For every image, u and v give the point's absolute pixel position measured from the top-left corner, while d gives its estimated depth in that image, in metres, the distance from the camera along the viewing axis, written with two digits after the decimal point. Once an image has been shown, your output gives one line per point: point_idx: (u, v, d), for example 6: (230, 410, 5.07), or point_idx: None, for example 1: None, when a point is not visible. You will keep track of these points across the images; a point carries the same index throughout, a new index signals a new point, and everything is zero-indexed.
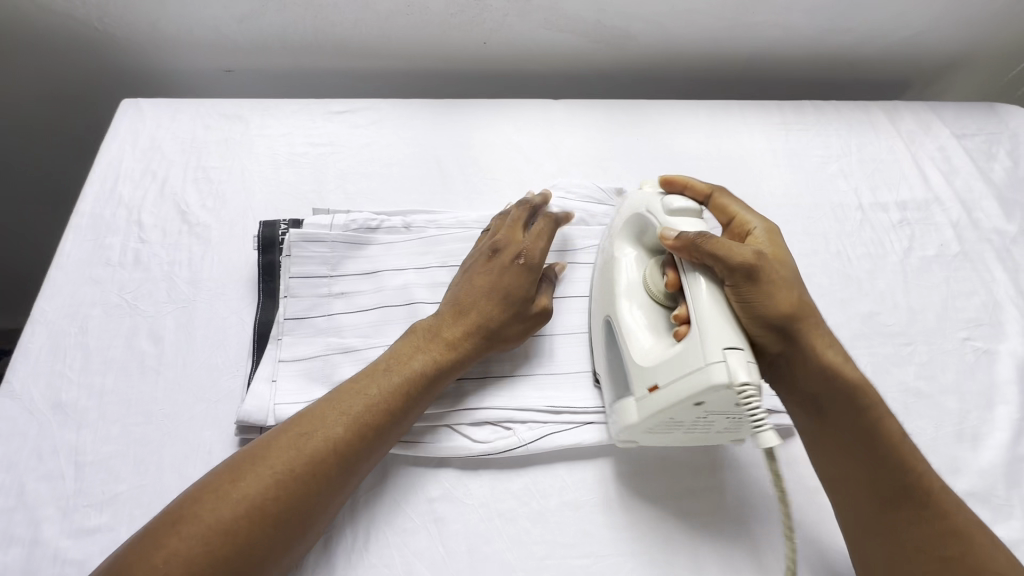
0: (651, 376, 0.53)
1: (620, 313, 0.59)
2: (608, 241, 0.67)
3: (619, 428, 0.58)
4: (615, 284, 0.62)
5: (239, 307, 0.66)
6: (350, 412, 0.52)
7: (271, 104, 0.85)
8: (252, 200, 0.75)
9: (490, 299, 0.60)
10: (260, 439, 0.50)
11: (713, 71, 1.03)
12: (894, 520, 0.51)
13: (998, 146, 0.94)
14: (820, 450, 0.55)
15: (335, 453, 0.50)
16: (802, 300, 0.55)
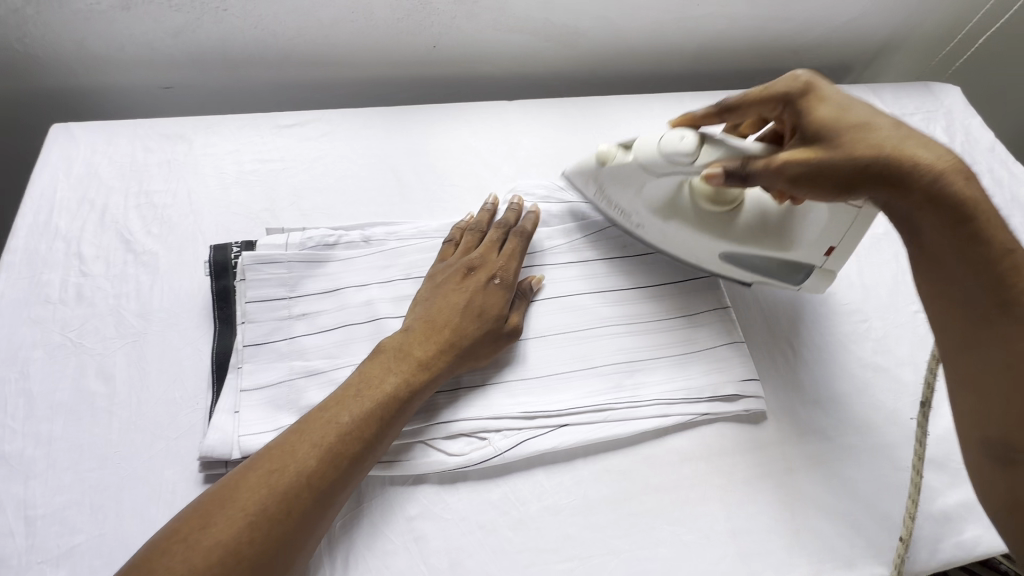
0: (822, 245, 0.64)
1: (740, 243, 0.66)
2: (637, 217, 0.70)
3: (815, 285, 0.70)
4: (704, 234, 0.67)
5: (194, 337, 0.64)
6: (321, 443, 0.50)
7: (215, 121, 0.81)
8: (200, 223, 0.72)
9: (464, 316, 0.61)
10: (227, 478, 0.48)
11: (664, 65, 1.04)
12: (990, 335, 0.51)
13: (936, 123, 0.98)
14: (927, 278, 0.55)
15: (309, 486, 0.48)
16: (871, 141, 0.55)
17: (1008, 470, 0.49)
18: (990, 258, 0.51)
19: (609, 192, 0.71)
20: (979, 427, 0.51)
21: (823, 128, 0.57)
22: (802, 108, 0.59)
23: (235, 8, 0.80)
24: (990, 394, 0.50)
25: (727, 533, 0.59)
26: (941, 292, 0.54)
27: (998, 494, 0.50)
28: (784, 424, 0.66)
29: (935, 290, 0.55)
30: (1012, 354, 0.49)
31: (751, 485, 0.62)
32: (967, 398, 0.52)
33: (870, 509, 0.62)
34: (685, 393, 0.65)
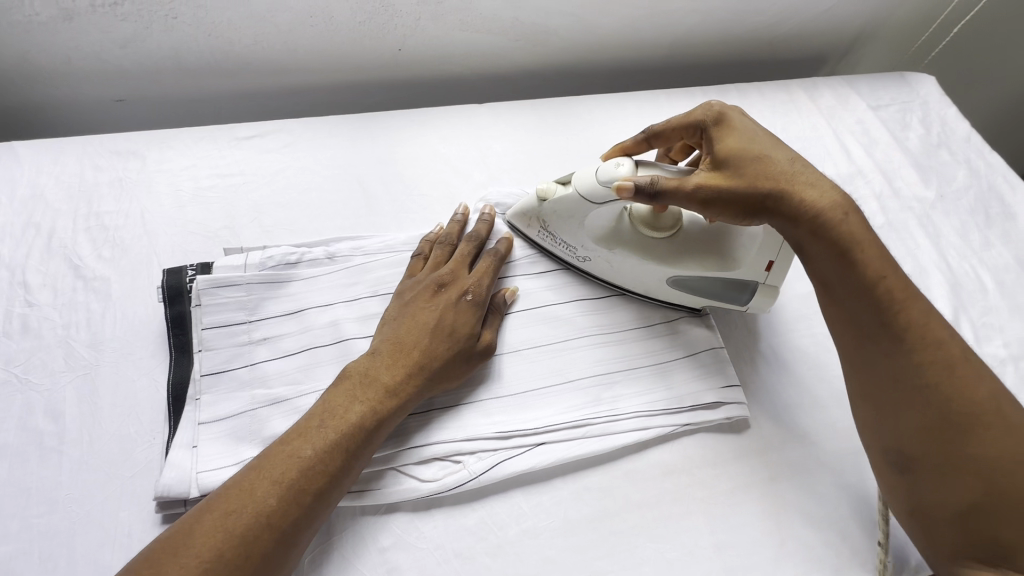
0: (763, 260, 0.63)
1: (683, 264, 0.65)
2: (582, 249, 0.69)
3: (762, 306, 0.67)
4: (645, 259, 0.66)
5: (150, 367, 0.60)
6: (281, 480, 0.48)
7: (169, 135, 0.78)
8: (155, 245, 0.69)
9: (433, 336, 0.58)
10: (182, 523, 0.46)
11: (638, 62, 1.01)
12: (877, 352, 0.54)
13: (912, 114, 0.97)
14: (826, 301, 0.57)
15: (268, 528, 0.46)
16: (770, 169, 0.56)
17: (905, 477, 0.53)
18: (872, 282, 0.54)
19: (551, 228, 0.69)
20: (878, 440, 0.54)
21: (731, 155, 0.58)
22: (714, 135, 0.61)
23: (186, 16, 0.76)
24: (884, 409, 0.54)
25: (712, 548, 0.57)
26: (835, 311, 0.57)
27: (902, 499, 0.53)
28: (766, 431, 0.65)
29: (830, 308, 0.57)
30: (896, 371, 0.53)
31: (735, 497, 0.60)
32: (866, 412, 0.55)
33: (857, 515, 0.61)
34: (664, 403, 0.64)
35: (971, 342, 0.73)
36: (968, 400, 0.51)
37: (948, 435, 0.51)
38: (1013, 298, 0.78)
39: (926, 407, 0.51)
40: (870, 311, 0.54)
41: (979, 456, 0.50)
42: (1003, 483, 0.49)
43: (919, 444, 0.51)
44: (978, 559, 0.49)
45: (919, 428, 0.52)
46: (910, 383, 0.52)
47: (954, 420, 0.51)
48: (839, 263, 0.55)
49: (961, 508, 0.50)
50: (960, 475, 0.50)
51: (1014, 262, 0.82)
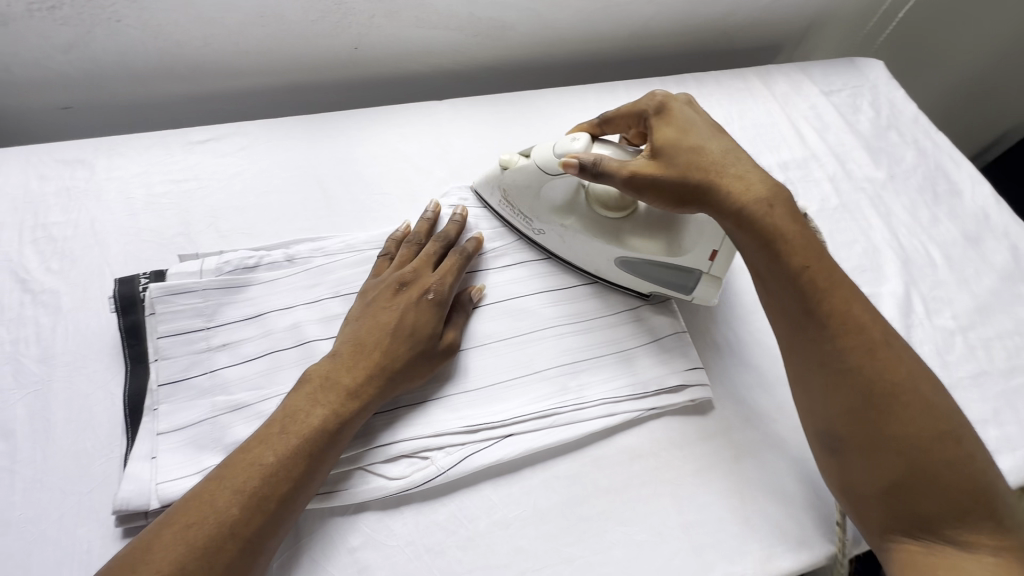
0: (705, 249, 0.63)
1: (629, 247, 0.66)
2: (539, 224, 0.70)
3: (706, 294, 0.68)
4: (595, 236, 0.67)
5: (106, 380, 0.59)
6: (242, 488, 0.47)
7: (119, 142, 0.76)
8: (108, 255, 0.67)
9: (395, 337, 0.58)
10: (142, 537, 0.45)
11: (597, 55, 1.02)
12: (807, 336, 0.55)
13: (862, 98, 1.00)
14: (760, 287, 0.60)
15: (229, 537, 0.45)
16: (699, 162, 0.60)
17: (836, 458, 0.54)
18: (796, 268, 0.56)
19: (511, 198, 0.71)
20: (812, 422, 0.56)
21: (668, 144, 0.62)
22: (655, 125, 0.65)
23: (130, 18, 0.74)
24: (815, 392, 0.55)
25: (680, 528, 0.58)
26: (771, 296, 0.59)
27: (834, 478, 0.55)
28: (729, 411, 0.67)
29: (766, 294, 0.59)
30: (823, 355, 0.54)
31: (701, 477, 0.62)
32: (800, 396, 0.57)
33: (819, 488, 0.63)
34: (630, 389, 0.65)
35: (922, 315, 0.76)
36: (891, 380, 0.52)
37: (872, 414, 0.52)
38: (961, 271, 0.81)
39: (852, 387, 0.53)
40: (798, 295, 0.56)
41: (899, 434, 0.51)
42: (922, 460, 0.50)
43: (846, 424, 0.53)
44: (902, 533, 0.50)
45: (844, 409, 0.53)
46: (837, 366, 0.53)
47: (875, 398, 0.52)
48: (767, 249, 0.57)
49: (885, 485, 0.51)
50: (884, 454, 0.51)
51: (960, 237, 0.85)
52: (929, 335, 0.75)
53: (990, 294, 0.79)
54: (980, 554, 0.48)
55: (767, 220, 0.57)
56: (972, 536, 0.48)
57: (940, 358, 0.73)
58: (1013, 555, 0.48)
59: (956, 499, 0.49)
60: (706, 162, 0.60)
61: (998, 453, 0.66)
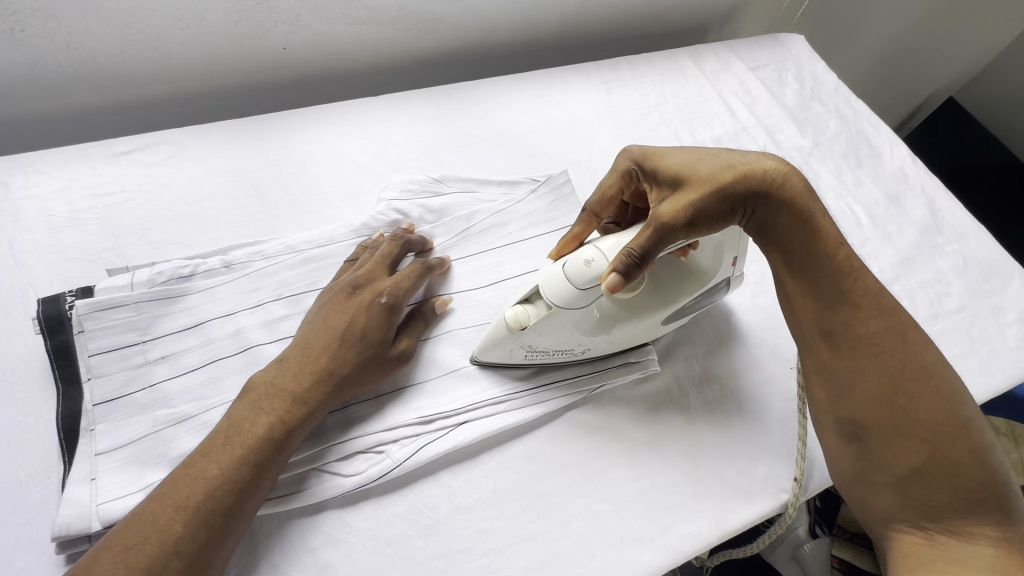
0: (728, 259, 0.64)
1: (678, 302, 0.63)
2: (575, 345, 0.63)
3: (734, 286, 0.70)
4: (647, 319, 0.63)
5: (37, 405, 0.56)
6: (186, 504, 0.46)
7: (34, 158, 0.72)
8: (30, 276, 0.64)
9: (344, 342, 0.57)
10: (84, 561, 0.44)
11: (531, 43, 1.03)
12: (838, 322, 0.57)
13: (786, 72, 1.04)
14: (794, 278, 0.60)
15: (173, 554, 0.45)
16: (724, 164, 0.59)
17: (857, 445, 0.55)
18: (833, 250, 0.58)
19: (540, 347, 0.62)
20: (833, 410, 0.56)
21: (677, 174, 0.60)
22: (649, 167, 0.63)
23: (35, 28, 0.70)
24: (845, 377, 0.56)
25: (637, 494, 0.60)
26: (799, 287, 0.59)
27: (849, 465, 0.56)
28: (680, 379, 0.69)
29: (792, 285, 0.60)
30: (853, 340, 0.56)
31: (656, 444, 0.63)
32: (822, 384, 0.58)
33: (767, 441, 0.66)
34: (580, 369, 0.66)
35: None
36: (916, 366, 0.55)
37: (900, 399, 0.54)
38: (885, 229, 0.86)
39: (882, 372, 0.55)
40: (823, 284, 0.58)
41: (925, 421, 0.53)
42: (944, 446, 0.52)
43: (874, 410, 0.54)
44: (907, 520, 0.53)
45: (874, 395, 0.54)
46: (868, 350, 0.56)
47: (904, 383, 0.54)
48: (803, 242, 0.59)
49: (904, 470, 0.53)
50: (909, 439, 0.53)
51: (883, 197, 0.90)
52: None
53: (912, 247, 0.85)
54: (980, 544, 0.50)
55: (805, 206, 0.58)
56: (977, 527, 0.50)
57: None
58: (1014, 546, 0.49)
59: (967, 487, 0.51)
60: (730, 162, 0.59)
61: None
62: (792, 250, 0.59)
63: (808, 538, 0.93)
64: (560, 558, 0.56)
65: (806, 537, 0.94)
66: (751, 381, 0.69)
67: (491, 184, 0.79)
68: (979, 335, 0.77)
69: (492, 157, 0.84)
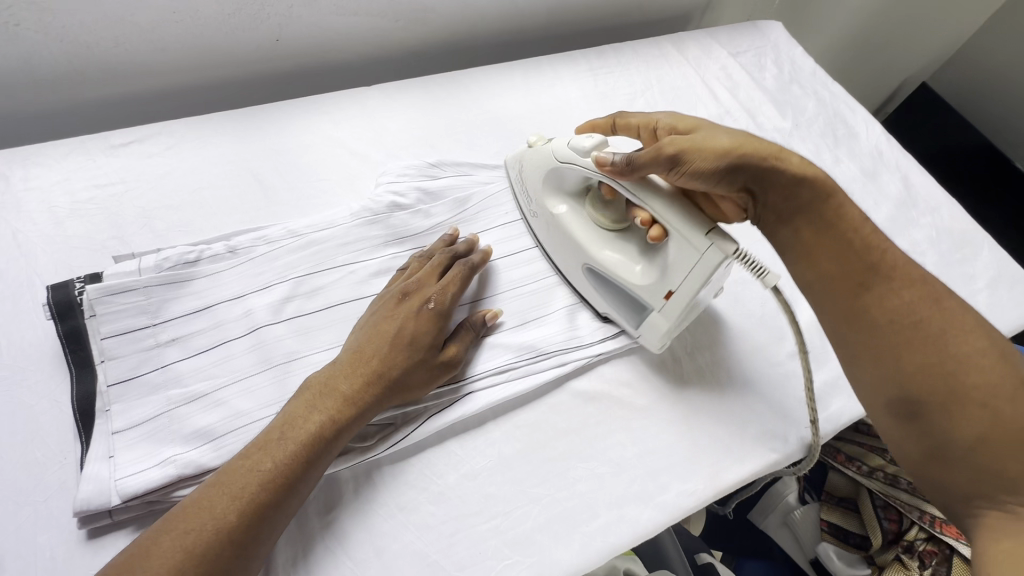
0: (663, 285, 0.63)
1: (598, 252, 0.67)
2: (536, 205, 0.73)
3: (654, 339, 0.66)
4: (574, 236, 0.69)
5: (50, 388, 0.58)
6: (243, 493, 0.48)
7: (33, 150, 0.72)
8: (35, 266, 0.65)
9: (394, 346, 0.58)
10: (137, 541, 0.45)
11: (519, 32, 1.06)
12: (872, 298, 0.57)
13: (765, 57, 1.08)
14: (818, 254, 0.60)
15: (230, 542, 0.46)
16: (737, 135, 0.62)
17: (914, 423, 0.53)
18: (852, 223, 0.59)
19: (526, 181, 0.73)
20: (882, 391, 0.55)
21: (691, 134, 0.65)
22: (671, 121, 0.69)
23: (30, 21, 0.70)
24: (887, 354, 0.55)
25: (636, 457, 0.63)
26: (825, 266, 0.60)
27: (914, 446, 0.54)
28: (674, 349, 0.72)
29: (824, 264, 0.59)
30: (889, 313, 0.55)
31: (650, 409, 0.66)
32: (867, 365, 0.56)
33: (755, 405, 0.69)
34: (581, 340, 0.69)
35: None
36: (960, 331, 0.54)
37: (949, 368, 0.52)
38: (863, 204, 0.91)
39: (922, 341, 0.54)
40: (854, 259, 0.58)
41: (978, 385, 0.51)
42: (1004, 407, 0.50)
43: (924, 383, 0.53)
44: (985, 496, 0.49)
45: (923, 366, 0.53)
46: (905, 320, 0.55)
47: (949, 351, 0.53)
48: (823, 215, 0.60)
49: (970, 439, 0.50)
50: (968, 405, 0.51)
51: (859, 173, 0.94)
52: None
53: (888, 221, 0.89)
54: None
55: (821, 182, 0.60)
56: None
57: None
58: None
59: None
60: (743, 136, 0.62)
61: None
62: (805, 222, 0.61)
63: (797, 504, 0.97)
64: (565, 519, 0.59)
65: (795, 504, 0.98)
66: (741, 349, 0.73)
67: (485, 168, 0.81)
68: None
69: (485, 142, 0.87)
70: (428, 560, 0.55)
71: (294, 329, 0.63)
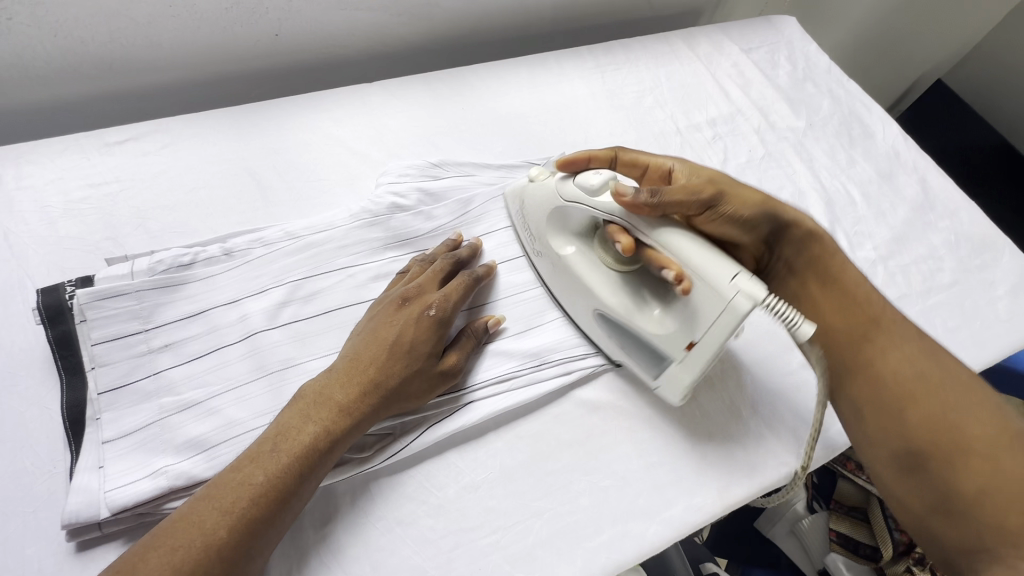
0: (682, 336, 0.57)
1: (610, 296, 0.62)
2: (540, 243, 0.68)
3: (673, 393, 0.61)
4: (581, 278, 0.64)
5: (40, 395, 0.56)
6: (232, 508, 0.46)
7: (26, 148, 0.70)
8: (27, 267, 0.63)
9: (392, 354, 0.56)
10: (124, 557, 0.44)
11: (524, 27, 1.03)
12: (872, 350, 0.59)
13: (778, 54, 1.05)
14: (834, 310, 0.63)
15: (219, 559, 0.45)
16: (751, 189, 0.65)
17: (917, 476, 0.53)
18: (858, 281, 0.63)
19: (527, 216, 0.69)
20: (886, 443, 0.55)
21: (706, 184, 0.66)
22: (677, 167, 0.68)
23: (22, 15, 0.68)
24: (893, 407, 0.55)
25: (642, 470, 0.61)
26: (835, 319, 0.62)
27: (918, 500, 0.53)
28: None
29: (829, 315, 0.63)
30: (891, 366, 0.57)
31: (656, 420, 0.64)
32: (872, 418, 0.57)
33: (766, 416, 0.67)
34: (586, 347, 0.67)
35: (846, 249, 0.82)
36: (957, 384, 0.55)
37: (951, 420, 0.53)
38: (878, 206, 0.88)
39: (926, 397, 0.54)
40: (860, 316, 0.61)
41: (978, 436, 0.51)
42: (1004, 460, 0.49)
43: (927, 435, 0.53)
44: (990, 551, 0.47)
45: (922, 418, 0.54)
46: (908, 375, 0.56)
47: (949, 403, 0.54)
48: (833, 271, 0.65)
49: (972, 490, 0.49)
50: (970, 458, 0.50)
51: (875, 175, 0.91)
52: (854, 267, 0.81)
53: (905, 224, 0.86)
54: None
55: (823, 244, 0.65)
56: None
57: None
58: None
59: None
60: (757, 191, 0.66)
61: None
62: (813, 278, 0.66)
63: (806, 513, 0.95)
64: (567, 534, 0.57)
65: (803, 512, 0.95)
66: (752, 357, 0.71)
67: (489, 168, 0.79)
68: (971, 308, 0.79)
69: (488, 141, 0.84)
70: None
71: (290, 335, 0.61)
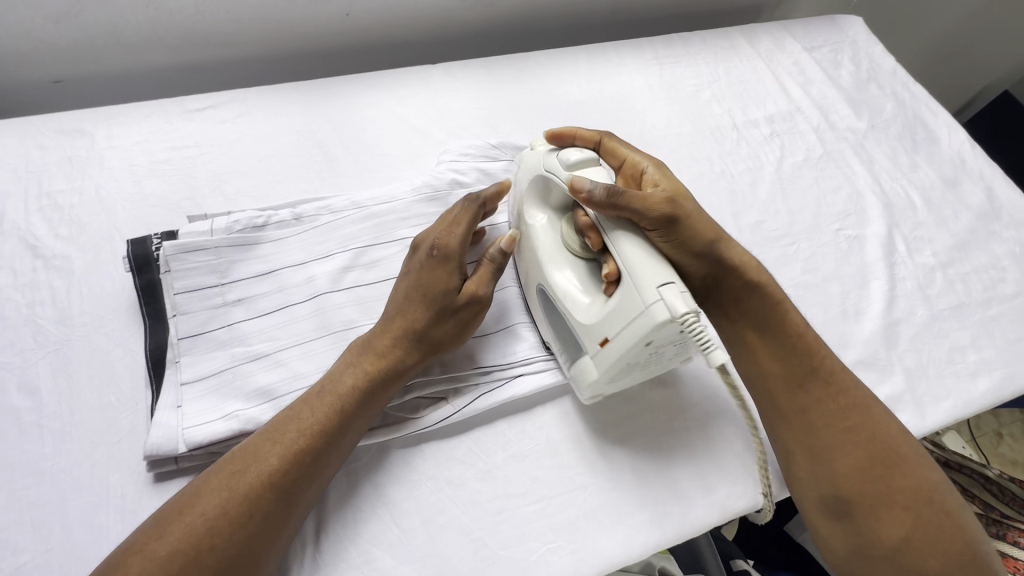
0: (599, 332, 0.55)
1: (551, 275, 0.60)
2: (517, 211, 0.66)
3: (582, 388, 0.60)
4: (537, 250, 0.62)
5: (124, 337, 0.60)
6: (284, 439, 0.50)
7: (116, 110, 0.75)
8: (115, 219, 0.68)
9: (407, 298, 0.57)
10: (192, 482, 0.48)
11: (585, 16, 1.04)
12: (808, 401, 0.59)
13: (842, 54, 1.03)
14: (768, 351, 0.61)
15: (271, 487, 0.48)
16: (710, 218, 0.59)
17: (844, 522, 0.55)
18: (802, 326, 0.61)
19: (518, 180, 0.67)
20: (815, 486, 0.57)
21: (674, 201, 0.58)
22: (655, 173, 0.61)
23: None
24: (826, 458, 0.57)
25: (684, 455, 0.62)
26: (768, 360, 0.61)
27: (841, 543, 0.56)
28: None
29: (760, 346, 0.61)
30: (828, 416, 0.58)
31: (701, 408, 0.65)
32: (804, 462, 0.58)
33: None
34: None
35: (904, 254, 0.81)
36: (883, 434, 0.57)
37: (880, 473, 0.55)
38: (940, 212, 0.86)
39: (856, 446, 0.56)
40: (793, 358, 0.60)
41: (901, 487, 0.55)
42: (925, 515, 0.54)
43: (857, 484, 0.55)
44: None
45: (853, 469, 0.56)
46: (840, 425, 0.58)
47: (877, 455, 0.56)
48: (767, 315, 0.61)
49: (895, 541, 0.53)
50: (892, 508, 0.54)
51: (939, 180, 0.89)
52: (911, 271, 0.79)
53: (967, 232, 0.84)
54: None
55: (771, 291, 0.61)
56: None
57: (922, 292, 0.77)
58: None
59: (950, 547, 0.53)
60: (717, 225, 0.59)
61: (976, 375, 0.72)
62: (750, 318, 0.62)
63: None
64: (609, 509, 0.58)
65: None
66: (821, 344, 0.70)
67: None
68: None
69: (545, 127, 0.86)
70: (473, 535, 0.55)
71: (353, 298, 0.64)
